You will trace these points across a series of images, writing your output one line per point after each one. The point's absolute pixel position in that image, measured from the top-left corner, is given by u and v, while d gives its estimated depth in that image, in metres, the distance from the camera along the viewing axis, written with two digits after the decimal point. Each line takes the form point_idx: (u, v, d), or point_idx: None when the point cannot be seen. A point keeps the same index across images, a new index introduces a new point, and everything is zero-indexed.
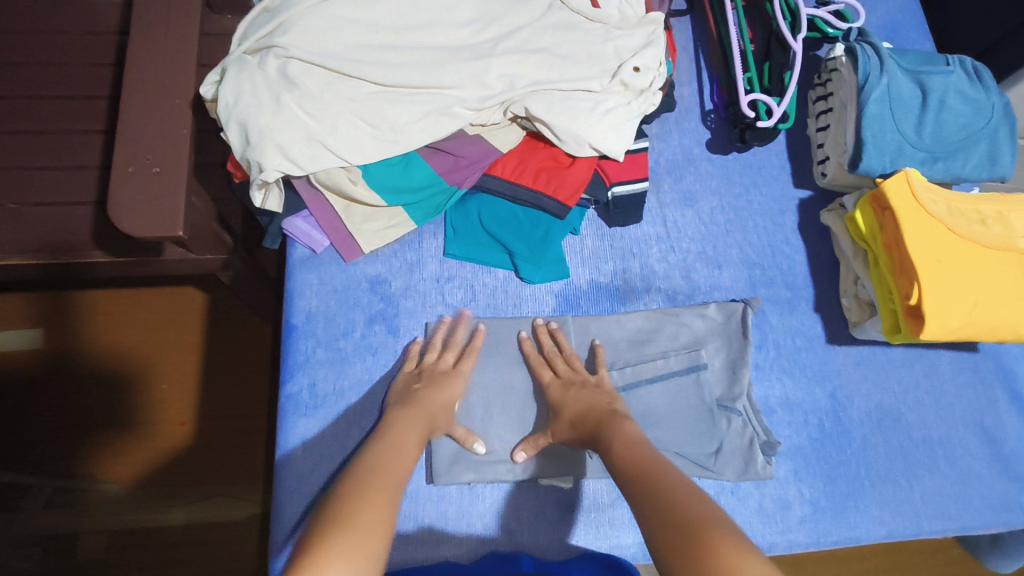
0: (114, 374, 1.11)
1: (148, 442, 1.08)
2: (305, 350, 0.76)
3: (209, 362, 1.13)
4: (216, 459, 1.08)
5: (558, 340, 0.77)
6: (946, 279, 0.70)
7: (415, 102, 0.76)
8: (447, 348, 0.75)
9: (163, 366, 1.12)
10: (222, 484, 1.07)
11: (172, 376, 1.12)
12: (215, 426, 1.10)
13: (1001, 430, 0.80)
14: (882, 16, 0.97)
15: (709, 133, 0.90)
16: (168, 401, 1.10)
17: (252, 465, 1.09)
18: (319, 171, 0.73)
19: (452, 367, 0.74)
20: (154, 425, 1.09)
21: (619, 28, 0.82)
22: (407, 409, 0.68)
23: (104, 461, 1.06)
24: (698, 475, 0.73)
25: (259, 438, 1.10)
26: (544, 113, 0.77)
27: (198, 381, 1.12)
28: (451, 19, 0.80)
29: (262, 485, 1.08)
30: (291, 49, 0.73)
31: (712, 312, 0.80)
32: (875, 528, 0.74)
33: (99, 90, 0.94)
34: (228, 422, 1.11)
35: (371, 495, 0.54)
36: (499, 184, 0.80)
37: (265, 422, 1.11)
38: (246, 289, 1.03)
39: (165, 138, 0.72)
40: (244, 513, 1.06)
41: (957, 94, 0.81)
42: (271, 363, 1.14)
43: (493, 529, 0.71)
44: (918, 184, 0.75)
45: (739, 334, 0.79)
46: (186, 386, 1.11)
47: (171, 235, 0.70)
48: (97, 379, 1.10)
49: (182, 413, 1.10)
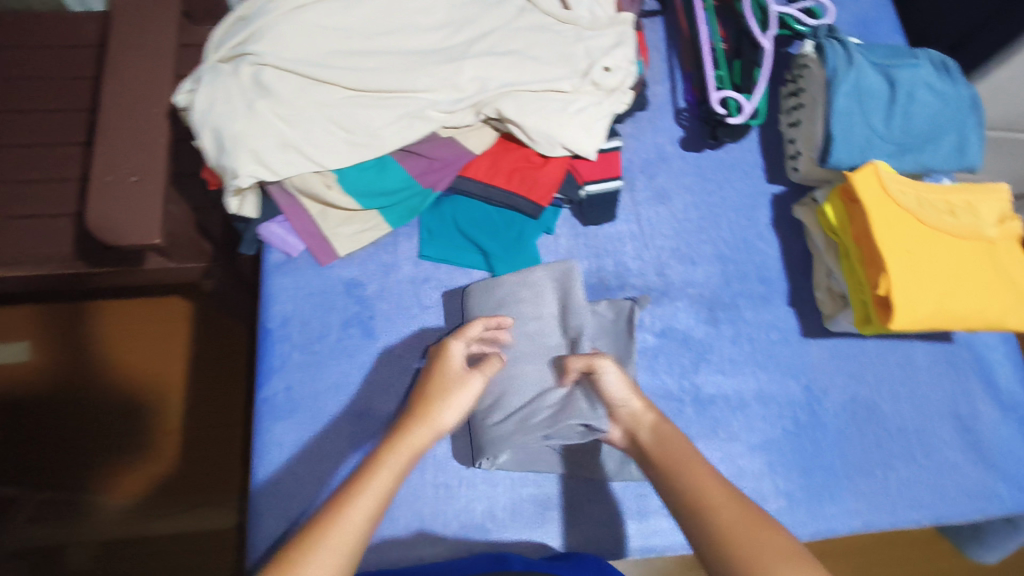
0: (101, 385, 1.11)
1: (134, 452, 1.08)
2: (281, 354, 0.76)
3: (196, 372, 1.14)
4: (196, 469, 1.09)
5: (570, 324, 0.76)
6: (913, 269, 0.71)
7: (387, 106, 0.77)
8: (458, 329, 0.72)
9: (150, 375, 1.13)
10: (202, 494, 1.07)
11: (159, 386, 1.12)
12: (196, 437, 1.10)
13: (977, 420, 0.81)
14: (853, 13, 0.98)
15: (682, 131, 0.91)
16: (154, 411, 1.11)
17: (230, 475, 1.09)
18: (293, 177, 0.75)
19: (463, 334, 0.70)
20: (141, 435, 1.09)
21: (590, 29, 0.83)
22: (422, 406, 0.64)
23: (89, 473, 1.06)
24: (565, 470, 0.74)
25: (237, 447, 1.10)
26: (515, 114, 0.78)
27: (183, 390, 1.13)
28: (422, 24, 0.81)
29: (238, 495, 1.08)
30: (264, 56, 0.74)
31: (601, 309, 0.79)
32: (851, 519, 0.75)
33: (81, 101, 0.95)
34: (206, 433, 1.11)
35: (334, 542, 0.52)
36: (472, 185, 0.81)
37: (243, 431, 1.12)
38: (220, 288, 1.04)
39: (142, 148, 0.73)
40: (223, 522, 1.06)
41: (924, 86, 0.81)
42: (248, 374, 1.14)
43: (470, 528, 0.71)
44: (887, 176, 0.75)
45: (625, 332, 0.77)
46: (172, 397, 1.12)
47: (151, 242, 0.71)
48: (85, 390, 1.10)
49: (167, 422, 1.10)
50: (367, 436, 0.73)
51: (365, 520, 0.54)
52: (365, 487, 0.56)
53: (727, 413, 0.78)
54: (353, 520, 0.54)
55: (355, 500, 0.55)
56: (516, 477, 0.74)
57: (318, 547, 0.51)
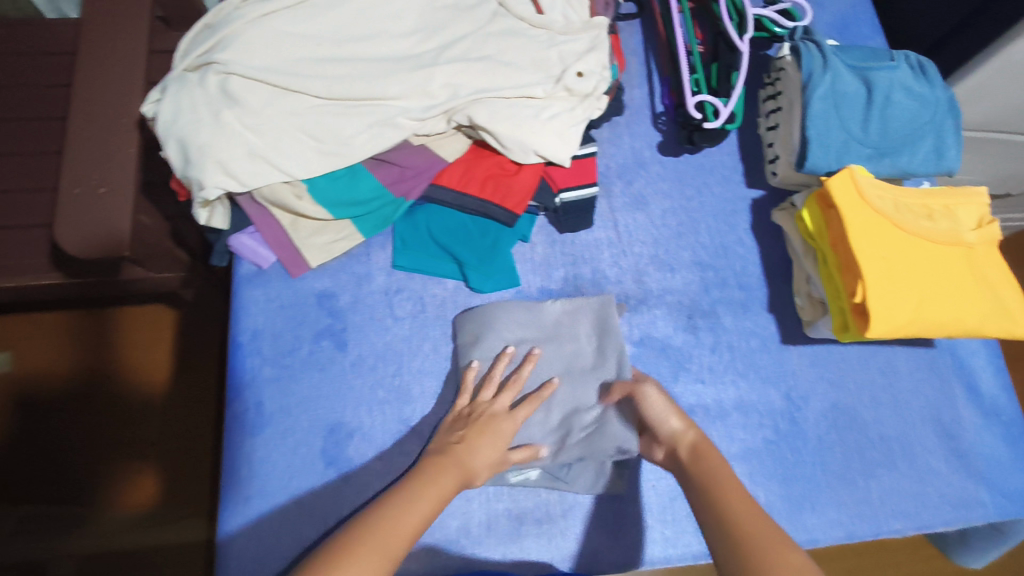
0: (67, 397, 1.09)
1: (99, 465, 1.06)
2: (252, 367, 0.75)
3: (166, 383, 1.12)
4: (164, 482, 1.07)
5: (609, 347, 0.77)
6: (890, 275, 0.70)
7: (358, 114, 0.75)
8: (507, 387, 0.73)
9: (116, 386, 1.10)
10: (169, 507, 1.06)
11: (126, 397, 1.10)
12: (164, 450, 1.08)
13: (959, 426, 0.80)
14: (832, 14, 0.97)
15: (660, 135, 0.90)
16: (119, 423, 1.08)
17: (200, 488, 1.07)
18: (262, 188, 0.73)
19: (507, 409, 0.71)
20: (107, 448, 1.07)
21: (564, 34, 0.81)
22: (465, 440, 0.67)
23: (54, 487, 1.04)
24: (549, 487, 0.72)
25: (208, 459, 1.09)
26: (487, 121, 0.76)
27: (151, 402, 1.10)
28: (394, 31, 0.79)
29: (208, 508, 1.07)
30: (230, 65, 0.72)
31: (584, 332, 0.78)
32: (833, 529, 0.74)
33: (53, 111, 0.93)
34: (174, 445, 1.09)
35: (374, 543, 0.55)
36: (445, 194, 0.79)
37: (214, 443, 1.10)
38: (195, 289, 1.06)
39: (111, 160, 0.71)
40: (191, 536, 1.05)
41: (902, 89, 0.80)
42: (221, 391, 1.13)
43: (443, 544, 0.70)
44: (865, 181, 0.74)
45: (612, 352, 0.76)
46: (140, 408, 1.10)
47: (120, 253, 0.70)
48: (52, 402, 1.08)
49: (132, 435, 1.08)
50: (338, 451, 0.73)
51: (412, 527, 0.58)
52: (410, 500, 0.60)
53: (707, 422, 0.77)
54: (398, 526, 0.57)
55: (401, 509, 0.59)
56: (490, 492, 0.72)
57: (364, 546, 0.54)
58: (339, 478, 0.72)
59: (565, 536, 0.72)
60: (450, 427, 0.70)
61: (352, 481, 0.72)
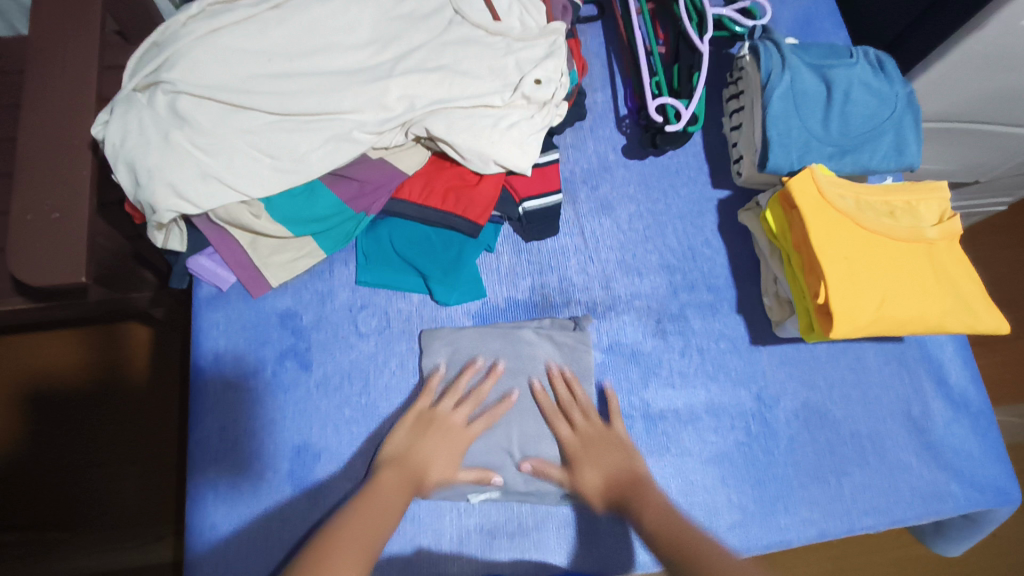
0: (23, 423, 1.06)
1: (59, 490, 1.04)
2: (214, 392, 0.74)
3: (127, 404, 1.09)
4: (126, 503, 1.05)
5: (574, 390, 0.76)
6: (852, 275, 0.70)
7: (313, 129, 0.73)
8: (466, 401, 0.74)
9: (76, 410, 1.08)
10: (135, 527, 1.04)
11: (87, 420, 1.07)
12: (128, 471, 1.06)
13: (929, 419, 0.80)
14: (794, 11, 0.97)
15: (624, 139, 0.90)
16: (77, 447, 1.06)
17: (166, 507, 1.05)
18: (216, 208, 0.70)
19: (464, 425, 0.73)
20: (65, 473, 1.04)
21: (521, 41, 0.80)
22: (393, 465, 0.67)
23: (9, 515, 1.02)
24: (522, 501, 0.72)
25: (171, 480, 1.07)
26: (444, 133, 0.75)
27: (109, 424, 1.08)
28: (347, 42, 0.77)
29: (172, 527, 1.05)
30: (178, 84, 0.70)
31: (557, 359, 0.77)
32: (804, 529, 0.74)
33: (7, 130, 0.89)
34: (134, 466, 1.06)
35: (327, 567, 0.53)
36: (406, 208, 0.79)
37: (178, 461, 1.08)
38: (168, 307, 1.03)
39: (61, 182, 0.66)
40: (157, 557, 1.03)
41: (861, 86, 0.80)
42: (185, 406, 1.10)
43: (412, 561, 0.69)
44: (825, 181, 0.74)
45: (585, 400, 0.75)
46: (98, 432, 1.07)
47: (78, 281, 0.64)
48: (11, 429, 1.05)
49: (94, 458, 1.06)
50: (305, 472, 0.72)
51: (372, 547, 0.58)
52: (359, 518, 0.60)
53: (678, 429, 0.76)
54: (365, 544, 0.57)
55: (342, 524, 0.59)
56: (460, 507, 0.72)
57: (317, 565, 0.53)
58: (307, 498, 0.71)
59: (534, 549, 0.71)
60: (409, 428, 0.71)
61: (321, 504, 0.71)
